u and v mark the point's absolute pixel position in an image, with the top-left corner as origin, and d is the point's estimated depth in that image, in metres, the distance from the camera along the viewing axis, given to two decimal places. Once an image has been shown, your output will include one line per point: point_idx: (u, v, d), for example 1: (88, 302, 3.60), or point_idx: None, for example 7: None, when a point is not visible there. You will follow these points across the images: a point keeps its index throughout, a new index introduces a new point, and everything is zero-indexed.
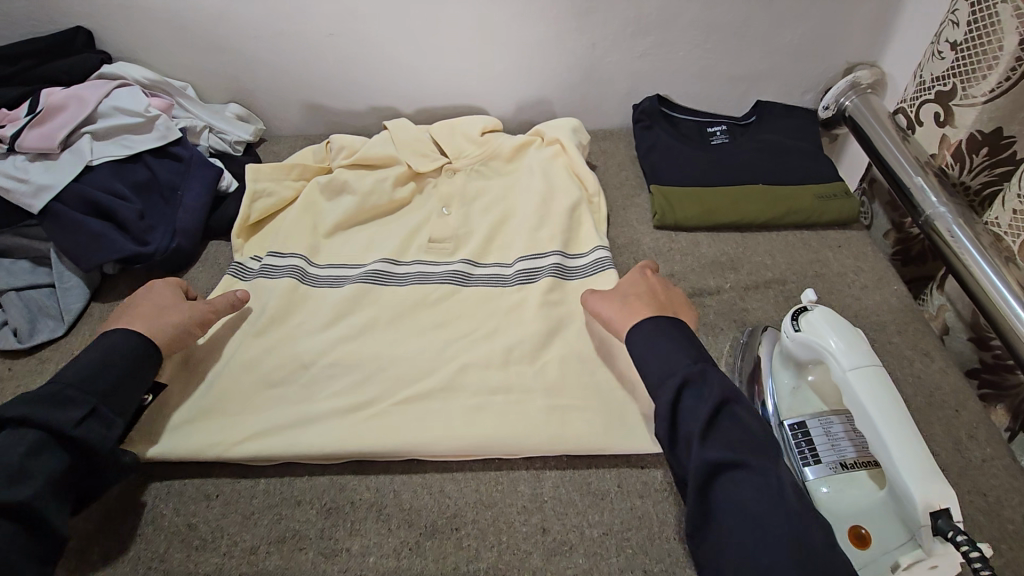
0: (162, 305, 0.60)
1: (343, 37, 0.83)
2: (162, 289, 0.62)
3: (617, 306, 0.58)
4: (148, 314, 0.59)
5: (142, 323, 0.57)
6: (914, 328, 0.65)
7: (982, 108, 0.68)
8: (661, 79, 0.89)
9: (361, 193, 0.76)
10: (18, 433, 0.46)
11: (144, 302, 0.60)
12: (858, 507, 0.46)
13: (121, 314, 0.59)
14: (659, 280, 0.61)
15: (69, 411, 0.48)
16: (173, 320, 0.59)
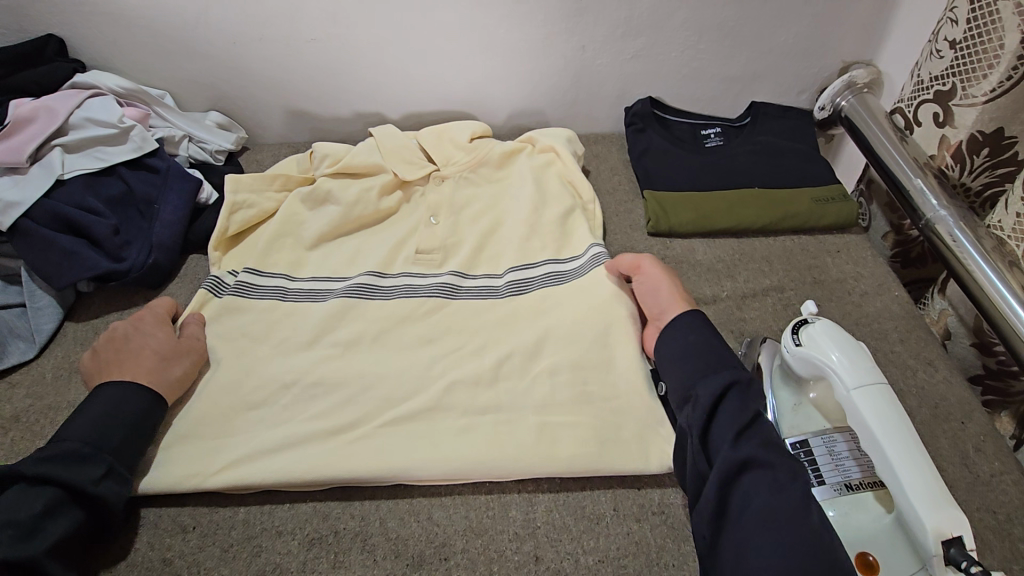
0: (163, 353, 0.57)
1: (326, 42, 0.81)
2: (150, 329, 0.60)
3: (667, 287, 0.60)
4: (152, 367, 0.56)
5: (148, 377, 0.55)
6: (916, 336, 0.63)
7: (982, 108, 0.66)
8: (653, 81, 0.87)
9: (346, 203, 0.73)
10: (35, 491, 0.45)
11: (143, 348, 0.57)
12: (866, 533, 0.44)
13: (117, 365, 0.55)
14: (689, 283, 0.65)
15: (87, 469, 0.48)
16: (179, 373, 0.57)
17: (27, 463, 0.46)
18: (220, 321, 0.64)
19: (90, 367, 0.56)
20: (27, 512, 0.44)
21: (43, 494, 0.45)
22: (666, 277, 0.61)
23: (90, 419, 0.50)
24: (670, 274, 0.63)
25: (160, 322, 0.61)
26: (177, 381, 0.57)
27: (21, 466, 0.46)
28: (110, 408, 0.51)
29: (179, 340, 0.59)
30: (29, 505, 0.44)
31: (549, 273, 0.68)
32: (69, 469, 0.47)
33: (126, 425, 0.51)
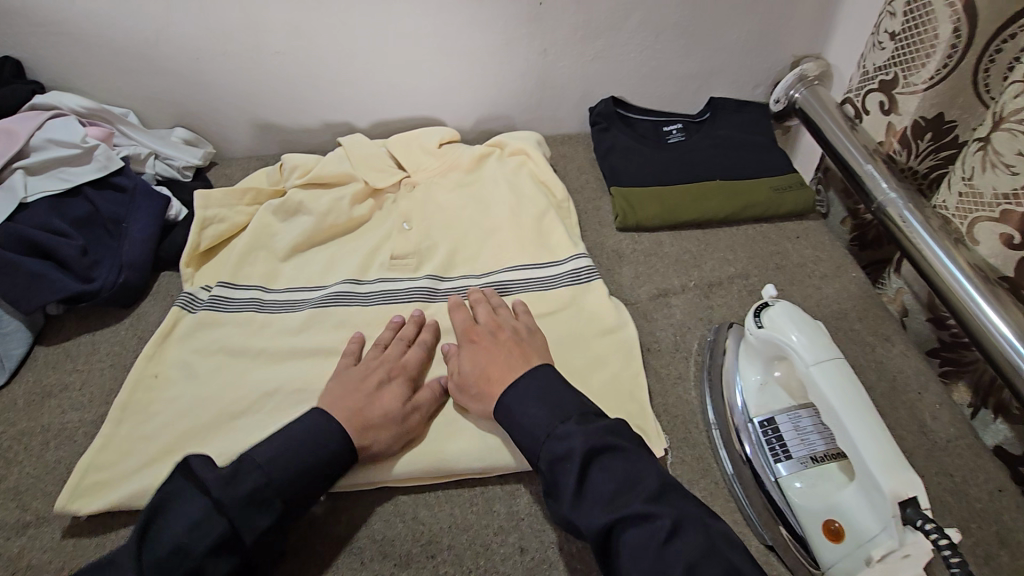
0: (387, 414, 0.53)
1: (290, 55, 0.81)
2: (398, 387, 0.55)
3: (474, 395, 0.54)
4: (363, 419, 0.52)
5: (353, 427, 0.51)
6: (874, 314, 0.66)
7: (923, 95, 0.69)
8: (614, 81, 0.90)
9: (318, 213, 0.74)
10: (210, 520, 0.43)
11: (374, 399, 0.54)
12: (829, 505, 0.46)
13: (351, 399, 0.53)
14: (484, 333, 0.58)
15: (256, 518, 0.45)
16: (383, 440, 0.52)
17: (215, 487, 0.44)
18: (196, 335, 0.64)
19: (354, 384, 0.55)
20: (195, 548, 0.42)
21: (212, 530, 0.43)
22: (467, 388, 0.55)
23: (286, 444, 0.48)
24: (465, 371, 0.56)
25: (404, 374, 0.57)
26: (376, 445, 0.52)
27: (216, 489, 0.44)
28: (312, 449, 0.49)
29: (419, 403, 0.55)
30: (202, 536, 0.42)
31: (537, 279, 0.69)
32: (244, 509, 0.44)
33: (307, 469, 0.48)
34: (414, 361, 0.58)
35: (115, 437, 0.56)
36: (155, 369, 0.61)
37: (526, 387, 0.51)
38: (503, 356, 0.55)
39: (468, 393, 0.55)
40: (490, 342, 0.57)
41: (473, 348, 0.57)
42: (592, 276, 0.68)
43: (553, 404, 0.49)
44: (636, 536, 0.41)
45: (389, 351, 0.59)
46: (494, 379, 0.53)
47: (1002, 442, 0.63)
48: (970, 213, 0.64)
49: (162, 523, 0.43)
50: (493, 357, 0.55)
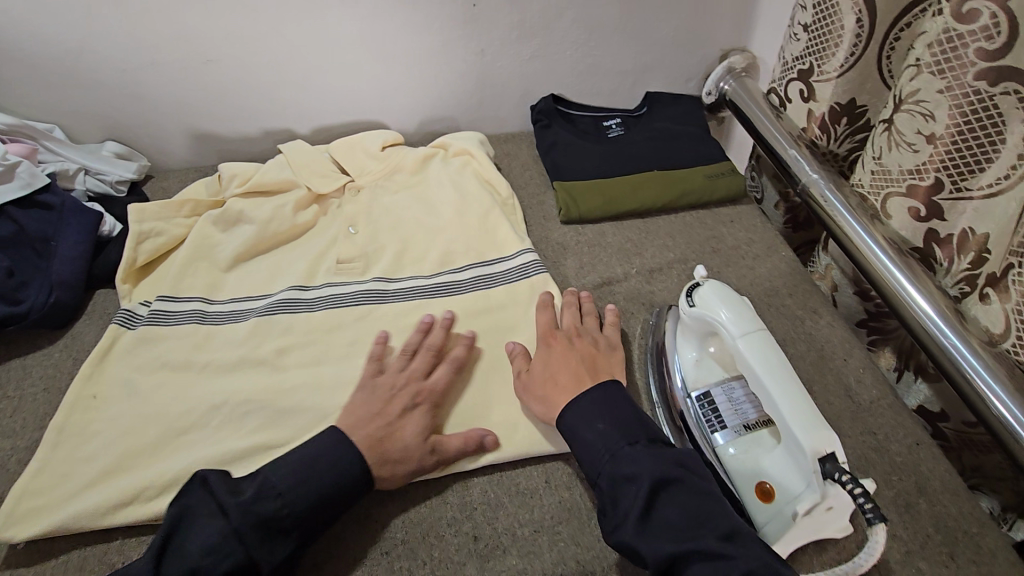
0: (405, 442, 0.52)
1: (223, 63, 0.80)
2: (419, 416, 0.54)
3: (538, 395, 0.55)
4: (382, 444, 0.51)
5: (371, 451, 0.51)
6: (802, 289, 0.70)
7: (836, 82, 0.74)
8: (553, 79, 0.92)
9: (260, 222, 0.73)
10: (228, 545, 0.44)
11: (397, 427, 0.53)
12: (760, 468, 0.49)
13: (367, 423, 0.52)
14: (563, 338, 0.59)
15: (276, 547, 0.46)
16: (401, 468, 0.51)
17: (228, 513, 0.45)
18: (135, 352, 0.62)
19: (373, 407, 0.54)
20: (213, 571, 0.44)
21: (231, 554, 0.44)
22: (531, 387, 0.56)
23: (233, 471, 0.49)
24: (535, 371, 0.57)
25: (429, 396, 0.56)
26: (395, 477, 0.51)
27: (236, 519, 0.45)
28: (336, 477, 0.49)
29: (446, 438, 0.54)
30: (220, 562, 0.44)
31: (483, 275, 0.70)
32: (263, 537, 0.45)
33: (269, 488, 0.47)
34: (441, 381, 0.57)
35: (52, 461, 0.54)
36: (94, 390, 0.59)
37: (589, 404, 0.52)
38: (575, 363, 0.56)
39: (532, 391, 0.56)
40: (565, 348, 0.58)
41: (547, 348, 0.58)
42: (540, 271, 0.69)
43: (616, 425, 0.50)
44: (700, 570, 0.42)
45: (416, 365, 0.58)
46: (562, 387, 0.54)
47: (923, 401, 0.67)
48: (883, 189, 0.68)
49: (184, 538, 0.46)
50: (566, 361, 0.56)
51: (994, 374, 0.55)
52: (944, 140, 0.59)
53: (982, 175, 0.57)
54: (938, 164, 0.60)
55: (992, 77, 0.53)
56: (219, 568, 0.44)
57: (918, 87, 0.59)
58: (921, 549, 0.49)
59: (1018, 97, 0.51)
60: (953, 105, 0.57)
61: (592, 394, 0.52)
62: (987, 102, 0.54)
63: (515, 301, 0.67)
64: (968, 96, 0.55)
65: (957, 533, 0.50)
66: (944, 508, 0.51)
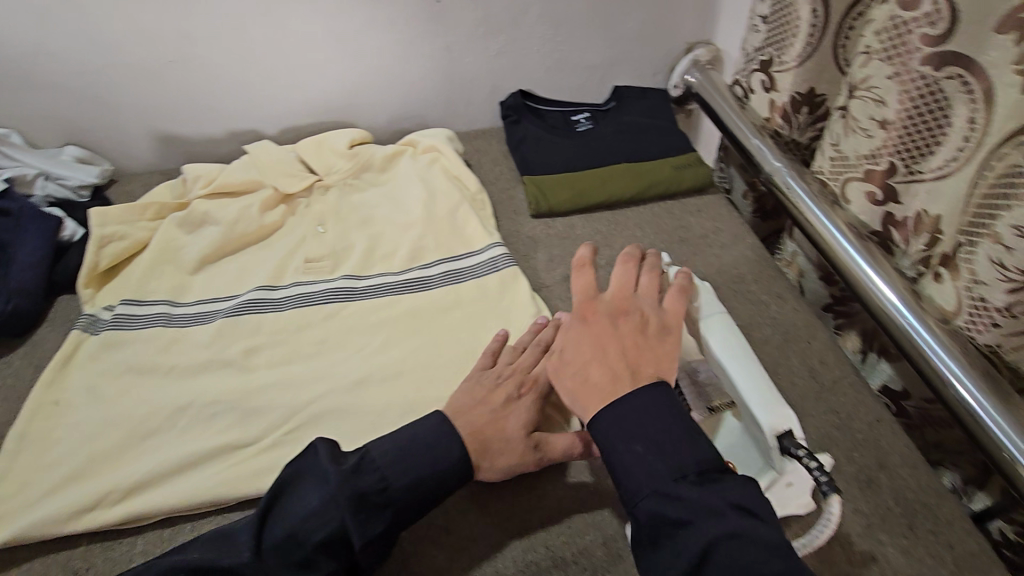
0: (505, 433, 0.51)
1: (184, 64, 0.79)
2: (523, 407, 0.52)
3: (565, 388, 0.47)
4: (486, 434, 0.50)
5: (474, 442, 0.50)
6: (767, 275, 0.71)
7: (795, 72, 0.75)
8: (521, 74, 0.92)
9: (226, 223, 0.72)
10: (329, 512, 0.44)
11: (501, 416, 0.52)
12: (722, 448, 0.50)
13: (472, 412, 0.52)
14: (606, 317, 0.50)
15: (371, 523, 0.44)
16: (499, 460, 0.50)
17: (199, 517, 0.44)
18: (98, 357, 0.61)
19: (477, 396, 0.53)
20: (309, 535, 0.43)
21: (330, 521, 0.44)
22: (558, 376, 0.48)
23: None
24: (569, 355, 0.48)
25: (538, 388, 0.54)
26: (491, 469, 0.50)
27: (342, 485, 0.45)
28: (432, 458, 0.47)
29: (552, 437, 0.52)
30: (315, 528, 0.44)
31: (452, 270, 0.70)
32: (358, 511, 0.44)
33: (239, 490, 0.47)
34: (547, 374, 0.55)
35: (12, 469, 0.53)
36: (56, 396, 0.58)
37: (622, 413, 0.43)
38: (613, 352, 0.47)
39: (563, 381, 0.48)
40: (606, 330, 0.49)
41: (582, 328, 0.50)
42: (509, 265, 0.70)
43: (656, 449, 0.41)
44: None
45: (525, 358, 0.56)
46: (594, 385, 0.45)
47: (886, 381, 0.68)
48: (843, 173, 0.70)
49: (290, 499, 0.46)
50: (602, 349, 0.47)
51: (948, 350, 0.56)
52: (895, 125, 0.60)
53: (932, 157, 0.58)
54: (892, 150, 0.62)
55: (936, 62, 0.55)
56: (309, 538, 0.44)
57: (869, 74, 0.61)
58: (882, 522, 0.50)
59: (962, 81, 0.53)
60: (902, 90, 0.58)
61: (628, 401, 0.43)
62: (934, 87, 0.56)
63: (486, 295, 0.67)
64: (916, 81, 0.57)
65: (915, 504, 0.51)
66: (904, 482, 0.53)
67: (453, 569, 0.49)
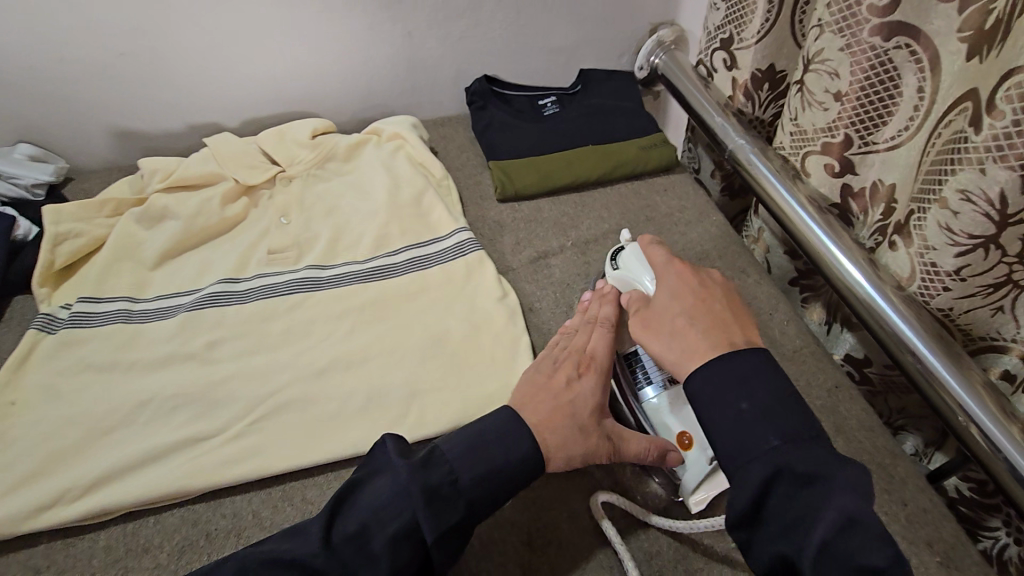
0: (577, 421, 0.49)
1: (135, 56, 0.77)
2: (587, 390, 0.51)
3: (668, 339, 0.49)
4: (558, 421, 0.49)
5: (545, 431, 0.48)
6: (732, 251, 0.72)
7: (755, 49, 0.76)
8: (484, 59, 0.92)
9: (186, 216, 0.71)
10: (399, 504, 0.43)
11: (567, 400, 0.51)
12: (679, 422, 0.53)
13: (537, 398, 0.51)
14: (701, 281, 0.52)
15: (443, 516, 0.43)
16: (573, 450, 0.48)
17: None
18: (57, 356, 0.60)
19: (538, 382, 0.52)
20: (381, 528, 0.42)
21: (397, 515, 0.42)
22: (658, 330, 0.50)
23: None
24: (667, 310, 0.51)
25: (598, 369, 0.53)
26: (569, 460, 0.48)
27: (407, 476, 0.43)
28: (503, 450, 0.46)
29: (624, 430, 0.51)
30: (387, 521, 0.42)
31: (417, 256, 0.70)
32: (430, 502, 0.43)
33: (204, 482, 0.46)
34: (604, 353, 0.54)
35: None
36: (12, 397, 0.57)
37: (733, 362, 0.44)
38: (718, 310, 0.49)
39: (661, 333, 0.50)
40: (699, 291, 0.51)
41: (682, 287, 0.52)
42: (474, 249, 0.69)
43: (769, 406, 0.42)
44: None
45: (579, 339, 0.56)
46: (702, 337, 0.47)
47: (849, 350, 0.69)
48: (803, 148, 0.70)
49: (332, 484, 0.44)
50: (706, 307, 0.49)
51: (905, 317, 0.57)
52: (849, 97, 0.61)
53: (885, 128, 0.59)
54: (847, 122, 0.62)
55: (886, 32, 0.55)
56: (382, 533, 0.42)
57: (823, 47, 0.61)
58: None
59: (910, 51, 0.54)
60: (854, 62, 0.59)
61: (741, 351, 0.45)
62: (884, 57, 0.56)
63: (453, 280, 0.67)
64: (867, 52, 0.57)
65: (871, 464, 0.53)
66: (860, 444, 0.54)
67: None
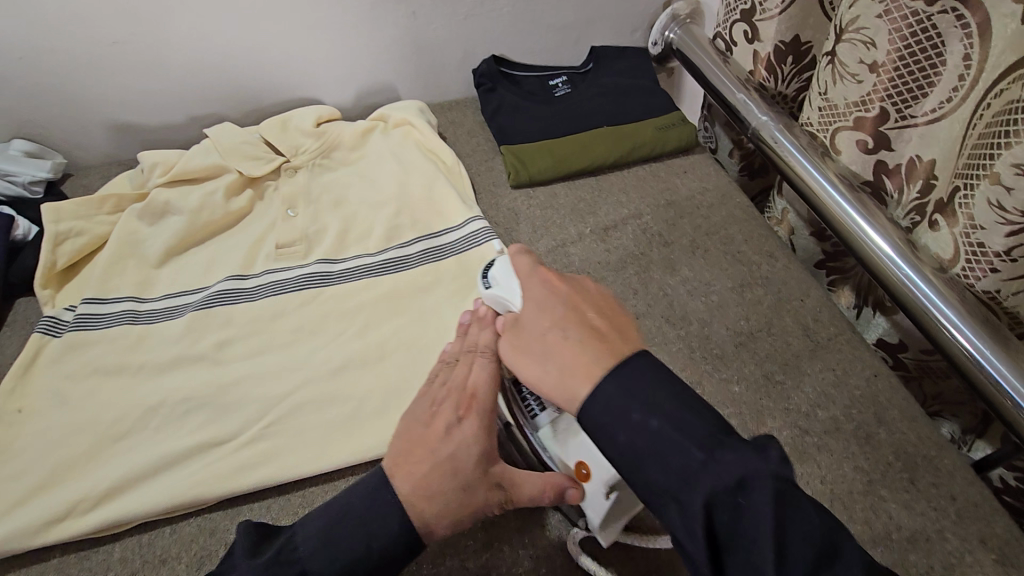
0: (460, 481, 0.43)
1: (130, 44, 0.73)
2: (469, 438, 0.44)
3: (542, 361, 0.43)
4: (434, 485, 0.42)
5: (419, 501, 0.42)
6: (758, 235, 0.69)
7: (779, 19, 0.71)
8: (493, 39, 0.88)
9: (189, 211, 0.68)
10: None
11: (447, 457, 0.43)
12: (577, 451, 0.47)
13: (411, 457, 0.43)
14: (568, 285, 0.47)
15: None
16: (456, 515, 0.42)
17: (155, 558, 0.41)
18: (64, 360, 0.58)
19: (412, 434, 0.45)
20: None
21: None
22: (531, 351, 0.44)
23: None
24: (536, 326, 0.44)
25: (481, 409, 0.46)
26: (453, 525, 0.43)
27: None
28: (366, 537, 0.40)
29: (516, 477, 0.45)
30: None
31: (431, 248, 0.67)
32: None
33: None
34: (488, 387, 0.47)
35: None
36: (19, 404, 0.55)
37: (619, 379, 0.39)
38: (591, 315, 0.44)
39: (533, 355, 0.43)
40: (567, 296, 0.45)
41: (549, 295, 0.46)
42: (490, 240, 0.67)
43: None
44: None
45: (457, 370, 0.48)
46: (578, 352, 0.41)
47: (882, 334, 0.66)
48: (832, 124, 0.67)
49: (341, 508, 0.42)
50: (577, 315, 0.44)
51: (948, 302, 0.53)
52: (886, 68, 0.57)
53: (926, 100, 0.55)
54: (883, 94, 0.59)
55: None
56: None
57: (858, 14, 0.58)
58: (882, 476, 0.50)
59: (956, 15, 0.50)
60: (893, 29, 0.55)
61: (623, 361, 0.39)
62: (927, 23, 0.52)
63: (469, 272, 0.65)
64: (908, 17, 0.54)
65: (916, 458, 0.51)
66: (903, 435, 0.52)
67: (448, 555, 0.48)
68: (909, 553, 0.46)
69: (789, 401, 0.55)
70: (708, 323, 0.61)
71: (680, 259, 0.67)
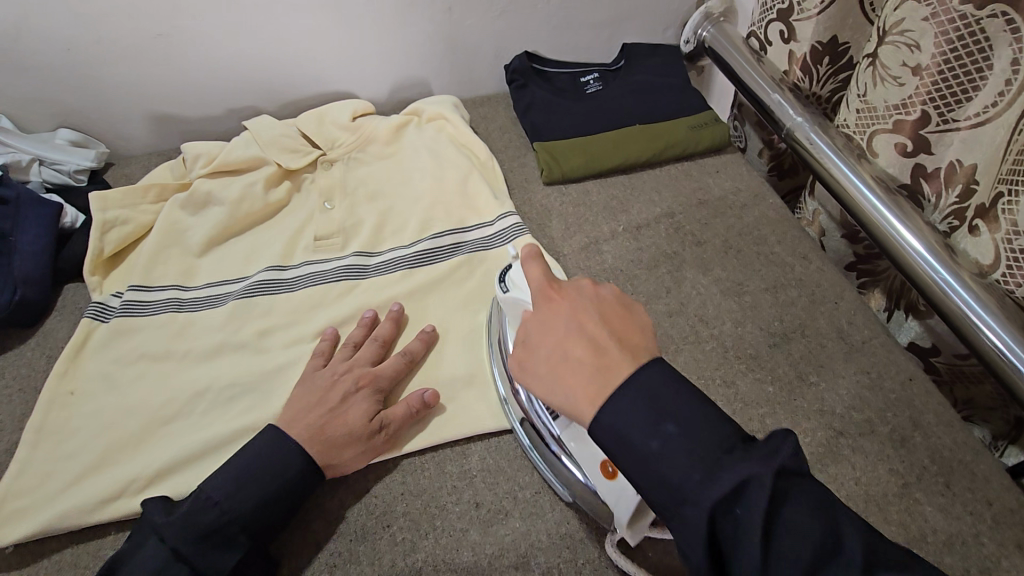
0: (349, 428, 0.51)
1: (173, 37, 0.75)
2: (359, 398, 0.53)
3: (551, 385, 0.41)
4: (326, 429, 0.50)
5: (315, 442, 0.49)
6: (791, 236, 0.69)
7: (817, 20, 0.71)
8: (526, 35, 0.88)
9: (230, 202, 0.70)
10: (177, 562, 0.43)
11: (341, 411, 0.52)
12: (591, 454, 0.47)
13: (310, 409, 0.51)
14: (569, 295, 0.44)
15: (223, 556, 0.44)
16: (344, 454, 0.50)
17: (171, 531, 0.44)
18: (111, 345, 0.60)
19: (310, 395, 0.53)
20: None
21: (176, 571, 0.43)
22: (540, 376, 0.42)
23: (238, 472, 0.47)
24: (539, 345, 0.42)
25: (373, 381, 0.54)
26: (344, 463, 0.50)
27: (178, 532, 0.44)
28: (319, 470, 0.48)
29: (394, 419, 0.53)
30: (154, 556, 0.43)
31: (464, 243, 0.68)
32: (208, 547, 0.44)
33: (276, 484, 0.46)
34: (388, 368, 0.56)
35: (33, 462, 0.53)
36: (69, 387, 0.58)
37: (628, 395, 0.37)
38: (591, 327, 0.41)
39: (541, 377, 0.42)
40: (568, 311, 0.43)
41: (548, 311, 0.44)
42: (524, 234, 0.68)
43: None
44: None
45: (361, 353, 0.57)
46: (585, 373, 0.39)
47: (914, 338, 0.65)
48: (869, 126, 0.66)
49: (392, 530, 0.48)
50: (575, 331, 0.41)
51: (986, 306, 0.53)
52: (929, 70, 0.57)
53: (968, 105, 0.55)
54: (924, 97, 0.59)
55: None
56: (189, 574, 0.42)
57: (903, 17, 0.58)
58: (918, 480, 0.50)
59: (1006, 20, 0.50)
60: (939, 32, 0.55)
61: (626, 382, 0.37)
62: (974, 28, 0.52)
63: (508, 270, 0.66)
64: (954, 21, 0.53)
65: (952, 462, 0.51)
66: (939, 439, 0.52)
67: (485, 543, 0.49)
68: (945, 555, 0.46)
69: (823, 402, 0.55)
70: (741, 323, 0.61)
71: (712, 260, 0.68)
